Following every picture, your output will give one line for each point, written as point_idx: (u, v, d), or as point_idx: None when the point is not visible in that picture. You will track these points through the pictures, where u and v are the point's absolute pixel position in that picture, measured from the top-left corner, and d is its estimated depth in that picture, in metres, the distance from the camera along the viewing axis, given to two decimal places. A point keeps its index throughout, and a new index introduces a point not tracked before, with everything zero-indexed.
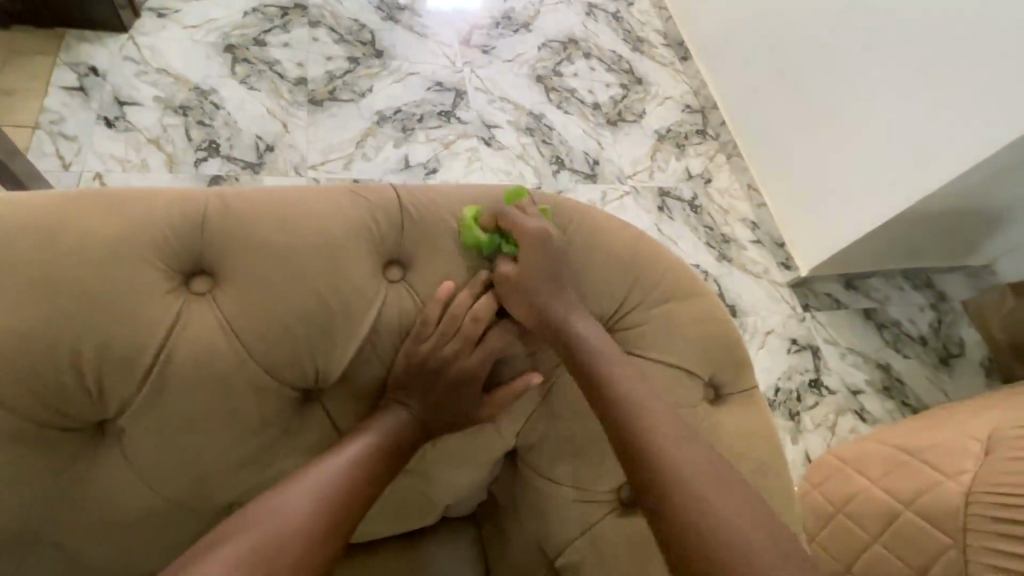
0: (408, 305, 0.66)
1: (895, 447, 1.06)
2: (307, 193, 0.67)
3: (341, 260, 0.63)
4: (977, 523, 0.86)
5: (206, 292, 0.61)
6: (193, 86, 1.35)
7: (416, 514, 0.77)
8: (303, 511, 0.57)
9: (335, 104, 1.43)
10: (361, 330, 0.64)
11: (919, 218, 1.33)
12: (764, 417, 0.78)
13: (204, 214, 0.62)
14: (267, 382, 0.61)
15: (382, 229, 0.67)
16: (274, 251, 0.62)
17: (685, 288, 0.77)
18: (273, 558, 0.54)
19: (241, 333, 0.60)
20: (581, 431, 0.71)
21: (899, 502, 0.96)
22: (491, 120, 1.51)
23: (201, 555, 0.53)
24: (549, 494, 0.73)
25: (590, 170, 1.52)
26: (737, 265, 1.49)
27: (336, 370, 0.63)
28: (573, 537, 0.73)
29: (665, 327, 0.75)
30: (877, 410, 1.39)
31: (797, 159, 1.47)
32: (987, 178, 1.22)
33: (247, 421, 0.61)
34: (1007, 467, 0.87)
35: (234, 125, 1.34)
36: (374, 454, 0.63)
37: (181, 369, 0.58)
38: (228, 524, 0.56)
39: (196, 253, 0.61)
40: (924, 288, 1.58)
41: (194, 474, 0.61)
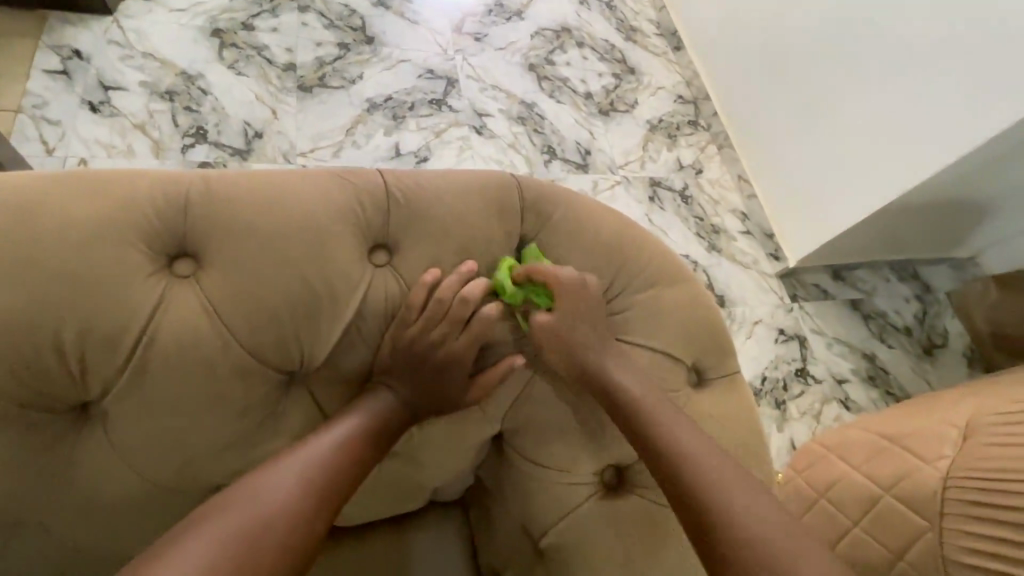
0: (394, 288, 0.66)
1: (877, 434, 1.08)
2: (293, 177, 0.66)
3: (327, 244, 0.63)
4: (953, 507, 0.88)
5: (189, 275, 0.61)
6: (180, 71, 1.33)
7: (402, 497, 0.78)
8: (291, 488, 0.58)
9: (324, 90, 1.41)
10: (347, 314, 0.64)
11: (905, 210, 1.35)
12: (747, 402, 0.79)
13: (187, 197, 0.62)
14: (253, 365, 0.61)
15: (369, 213, 0.67)
16: (259, 234, 0.61)
17: (671, 274, 0.78)
18: (262, 535, 0.55)
19: (225, 316, 0.60)
20: (565, 414, 0.72)
21: (879, 487, 0.99)
22: (482, 109, 1.50)
23: (190, 531, 0.54)
24: (533, 475, 0.74)
25: (581, 160, 1.52)
26: (726, 255, 1.50)
27: (322, 353, 0.64)
28: (557, 519, 0.73)
29: (650, 313, 0.76)
30: (862, 399, 1.42)
31: (787, 150, 1.48)
32: (972, 170, 1.24)
33: (232, 403, 0.61)
34: (987, 453, 0.89)
35: (222, 111, 1.32)
36: (361, 434, 0.64)
37: (164, 352, 0.58)
38: (215, 502, 0.56)
39: (180, 237, 0.61)
40: (909, 279, 1.60)
41: (179, 458, 0.62)
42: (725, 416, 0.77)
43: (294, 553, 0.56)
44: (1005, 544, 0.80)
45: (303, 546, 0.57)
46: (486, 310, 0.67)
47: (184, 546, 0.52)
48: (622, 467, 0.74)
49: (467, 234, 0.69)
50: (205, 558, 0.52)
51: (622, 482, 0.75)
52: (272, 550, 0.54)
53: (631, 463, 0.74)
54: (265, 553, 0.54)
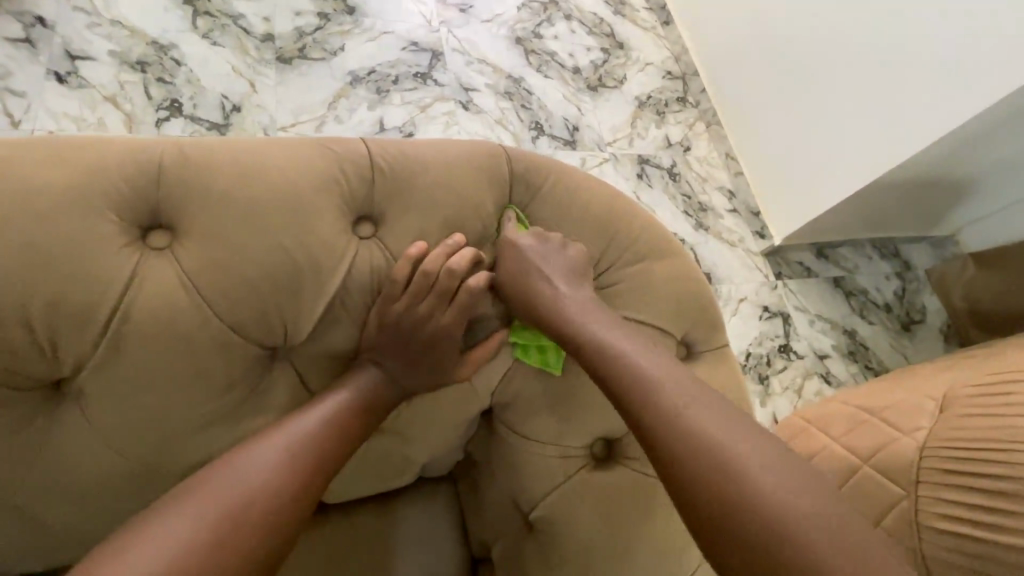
0: (379, 261, 0.65)
1: (858, 407, 1.11)
2: (272, 146, 0.64)
3: (309, 215, 0.61)
4: (930, 476, 0.90)
5: (165, 247, 0.58)
6: (151, 40, 1.27)
7: (391, 473, 0.78)
8: (271, 468, 0.57)
9: (305, 62, 1.36)
10: (331, 288, 0.62)
11: (891, 187, 1.36)
12: (735, 376, 0.80)
13: (160, 165, 0.59)
14: (233, 341, 0.59)
15: (352, 185, 0.65)
16: (237, 205, 0.59)
17: (661, 248, 0.77)
18: (246, 511, 0.54)
19: (203, 290, 0.58)
20: (553, 388, 0.72)
21: (858, 458, 1.01)
22: (469, 84, 1.46)
23: (169, 510, 0.52)
24: (522, 450, 0.74)
25: (569, 136, 1.49)
26: (714, 233, 1.50)
27: (306, 328, 0.62)
28: (546, 491, 0.74)
29: (643, 285, 0.75)
30: (842, 373, 1.45)
31: (776, 126, 1.47)
32: (957, 147, 1.24)
33: (213, 381, 0.60)
34: (960, 424, 0.91)
35: (197, 83, 1.27)
36: (343, 413, 0.62)
37: (139, 327, 0.56)
38: (201, 478, 0.55)
39: (153, 207, 0.58)
40: (891, 257, 1.62)
41: (159, 436, 0.60)
42: None
43: (278, 531, 0.55)
44: (978, 509, 0.82)
45: (286, 525, 0.56)
46: (474, 281, 0.66)
47: (170, 519, 0.52)
48: (611, 439, 0.75)
49: (454, 206, 0.68)
50: (184, 536, 0.51)
51: (610, 454, 0.76)
52: (257, 527, 0.54)
53: (620, 436, 0.74)
54: (249, 529, 0.53)
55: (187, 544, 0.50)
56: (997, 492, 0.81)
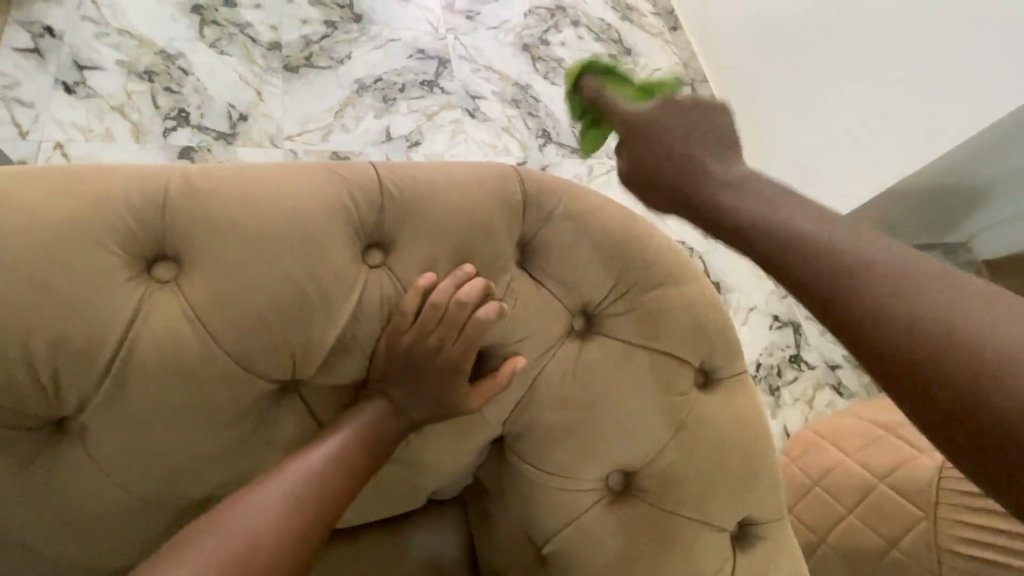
0: (389, 291, 0.63)
1: (871, 422, 1.07)
2: (279, 171, 0.62)
3: (318, 243, 0.59)
4: (948, 498, 0.89)
5: (171, 279, 0.56)
6: (158, 50, 1.26)
7: (401, 500, 0.76)
8: (277, 510, 0.55)
9: (312, 71, 1.35)
10: (340, 319, 0.60)
11: (904, 195, 1.32)
12: (752, 401, 0.77)
13: (166, 194, 0.57)
14: (240, 374, 0.58)
15: (361, 210, 0.63)
16: (244, 233, 0.57)
17: (678, 271, 0.76)
18: (249, 560, 0.52)
19: (210, 324, 0.56)
20: (567, 419, 0.70)
21: (874, 476, 0.98)
22: (475, 91, 1.45)
23: (173, 556, 0.50)
24: (535, 481, 0.72)
25: (577, 144, 1.47)
26: None
27: (314, 359, 0.60)
28: (562, 526, 0.71)
29: (659, 311, 0.73)
30: (854, 384, 1.41)
31: (789, 135, 1.44)
32: (974, 155, 1.21)
33: (220, 415, 0.58)
34: None
35: (204, 92, 1.26)
36: (352, 449, 0.60)
37: (144, 362, 0.54)
38: (200, 523, 0.53)
39: (158, 237, 0.57)
40: None
41: (164, 472, 0.58)
42: (730, 419, 0.74)
43: None
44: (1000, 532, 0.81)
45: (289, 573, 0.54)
46: (481, 313, 0.63)
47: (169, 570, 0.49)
48: (628, 471, 0.72)
49: (465, 231, 0.66)
50: None
51: (627, 487, 0.73)
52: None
53: (637, 467, 0.72)
54: None
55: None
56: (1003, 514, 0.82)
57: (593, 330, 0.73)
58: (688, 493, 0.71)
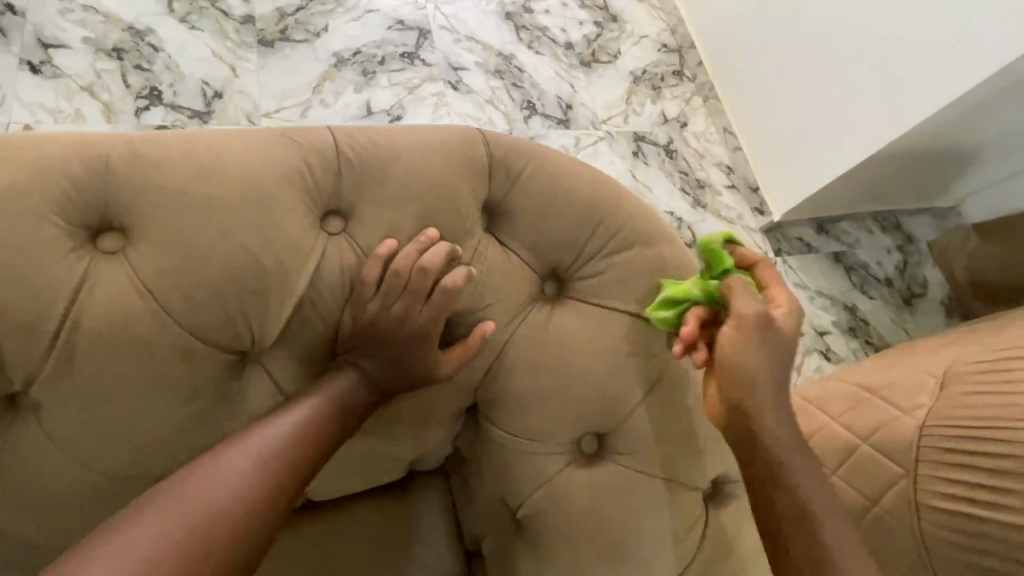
0: (350, 258, 0.61)
1: (855, 385, 1.07)
2: (230, 137, 0.60)
3: (270, 210, 0.58)
4: (929, 454, 0.89)
5: (117, 250, 0.54)
6: (126, 26, 1.21)
7: (379, 471, 0.76)
8: (239, 477, 0.52)
9: (287, 44, 1.31)
10: (297, 288, 0.59)
11: (892, 159, 1.30)
12: None
13: (107, 162, 0.55)
14: (195, 347, 0.56)
15: (317, 175, 0.61)
16: (191, 201, 0.55)
17: (651, 232, 0.74)
18: (204, 531, 0.49)
19: (160, 295, 0.54)
20: (536, 384, 0.69)
21: (858, 438, 0.99)
22: (458, 62, 1.41)
23: (128, 524, 0.48)
24: (508, 447, 0.71)
25: (562, 115, 1.44)
26: (712, 211, 1.45)
27: (273, 330, 0.59)
28: (534, 489, 0.71)
29: (628, 274, 0.72)
30: (841, 348, 1.42)
31: (774, 97, 1.41)
32: (963, 116, 1.19)
33: (177, 388, 0.57)
34: (961, 400, 0.90)
35: (177, 69, 1.21)
36: (320, 415, 0.59)
37: (92, 335, 0.53)
38: (159, 490, 0.51)
39: (100, 207, 0.54)
40: (893, 231, 1.57)
41: (122, 447, 0.57)
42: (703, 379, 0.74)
43: (245, 545, 0.50)
44: (977, 488, 0.82)
45: (249, 546, 0.51)
46: (449, 279, 0.62)
47: (120, 541, 0.47)
48: (600, 435, 0.72)
49: (428, 196, 0.64)
50: (146, 551, 0.47)
51: (600, 451, 0.73)
52: (215, 552, 0.48)
53: (608, 430, 0.71)
54: (211, 546, 0.49)
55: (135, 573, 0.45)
56: (997, 470, 0.81)
57: (563, 296, 0.72)
58: (661, 454, 0.71)
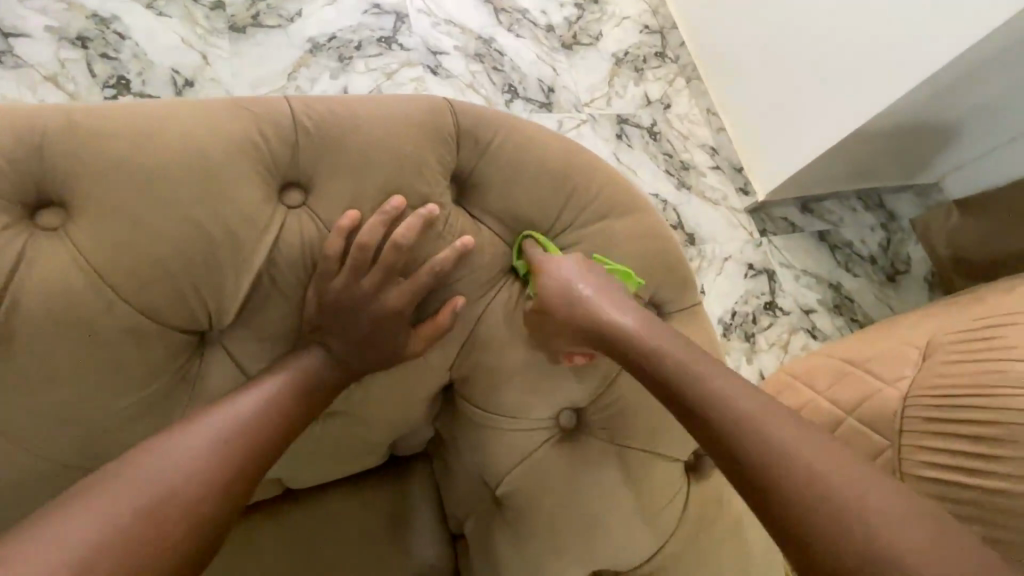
0: (310, 231, 0.59)
1: (840, 359, 1.07)
2: (178, 108, 0.57)
3: (222, 182, 0.55)
4: (912, 425, 0.89)
5: (58, 227, 0.52)
6: (90, 13, 1.15)
7: (355, 456, 0.74)
8: (196, 457, 0.50)
9: (259, 31, 1.26)
10: (254, 264, 0.56)
11: (875, 135, 1.28)
12: (706, 332, 0.76)
13: (43, 135, 0.52)
14: (147, 327, 0.54)
15: (273, 147, 0.58)
16: (136, 174, 0.53)
17: (627, 203, 0.72)
18: (160, 512, 0.47)
19: (105, 273, 0.52)
20: (511, 360, 0.68)
21: (842, 411, 0.98)
22: (437, 46, 1.36)
23: (74, 505, 0.45)
24: (483, 424, 0.70)
25: (544, 98, 1.41)
26: (697, 192, 1.43)
27: (230, 308, 0.57)
28: (512, 466, 0.70)
29: (602, 245, 0.71)
30: (827, 326, 1.42)
31: (754, 74, 1.38)
32: (944, 89, 1.17)
33: (130, 370, 0.54)
34: (942, 370, 0.89)
35: (144, 57, 1.16)
36: (283, 394, 0.57)
37: (33, 316, 0.50)
38: (109, 471, 0.48)
39: (38, 181, 0.52)
40: (875, 209, 1.56)
41: (75, 433, 0.55)
42: None
43: (202, 527, 0.48)
44: (967, 457, 0.82)
45: (207, 528, 0.48)
46: (459, 244, 0.63)
47: (66, 521, 0.44)
48: (578, 409, 0.71)
49: (392, 167, 0.61)
50: (93, 531, 0.44)
51: (578, 425, 0.71)
52: (169, 534, 0.46)
53: (586, 404, 0.70)
54: (164, 528, 0.46)
55: (85, 556, 0.42)
56: (986, 437, 0.81)
57: None
58: (642, 427, 0.70)
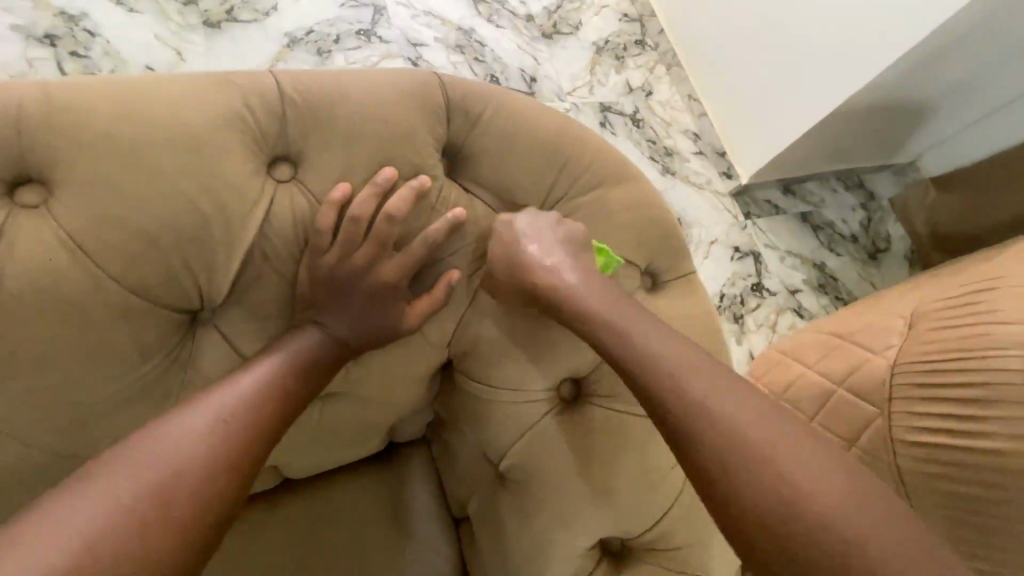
0: (302, 206, 0.58)
1: (829, 333, 1.10)
2: (162, 83, 0.55)
3: (210, 155, 0.54)
4: (904, 392, 0.90)
5: (40, 204, 0.50)
6: (57, 10, 1.12)
7: (355, 440, 0.73)
8: (195, 442, 0.49)
9: (236, 26, 1.23)
10: (245, 239, 0.55)
11: (855, 112, 1.29)
12: (702, 300, 0.76)
13: (20, 109, 0.50)
14: (138, 306, 0.53)
15: (260, 119, 0.57)
16: (121, 148, 0.51)
17: (618, 172, 0.72)
18: (160, 499, 0.45)
19: (90, 249, 0.50)
20: (509, 331, 0.68)
21: (832, 382, 1.00)
22: (417, 39, 1.34)
23: (71, 495, 0.44)
24: (484, 399, 0.70)
25: (527, 88, 1.40)
26: (681, 177, 1.44)
27: (223, 285, 0.56)
28: (514, 440, 0.70)
29: (594, 215, 0.70)
30: (812, 305, 1.44)
31: (731, 59, 1.38)
32: (926, 64, 1.19)
33: (121, 350, 0.53)
34: (928, 339, 0.90)
35: (116, 56, 1.13)
36: (282, 374, 0.56)
37: (18, 294, 0.48)
38: (106, 459, 0.47)
39: (16, 155, 0.50)
40: (855, 189, 1.58)
41: (65, 418, 0.53)
42: (680, 318, 0.73)
43: (206, 513, 0.47)
44: (961, 420, 0.82)
45: (218, 513, 0.48)
46: (451, 216, 0.62)
47: (65, 513, 0.43)
48: (579, 378, 0.71)
49: (383, 140, 0.60)
50: (92, 522, 0.42)
51: (578, 395, 0.72)
52: (173, 520, 0.45)
53: (587, 373, 0.70)
54: (168, 515, 0.45)
55: (86, 547, 0.41)
56: (975, 399, 0.81)
57: None
58: None
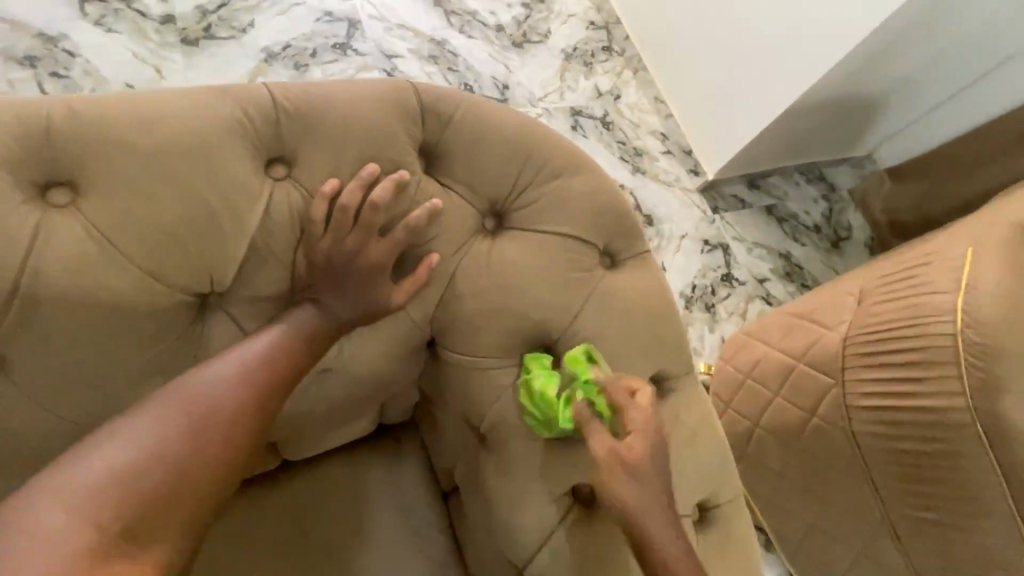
0: (297, 200, 0.66)
1: (789, 314, 1.20)
2: (171, 99, 0.62)
3: (218, 159, 0.62)
4: (855, 360, 1.04)
5: (69, 204, 0.58)
6: (36, 32, 1.17)
7: (349, 414, 0.80)
8: (211, 401, 0.59)
9: (212, 43, 1.30)
10: (248, 229, 0.63)
11: (809, 111, 1.42)
12: (657, 276, 0.85)
13: (50, 123, 0.57)
14: (157, 291, 0.60)
15: (257, 125, 0.65)
16: (139, 154, 0.59)
17: (577, 164, 0.81)
18: (182, 447, 0.55)
19: (116, 240, 0.58)
20: (484, 307, 0.76)
21: (794, 357, 1.13)
22: (391, 50, 1.43)
23: (114, 435, 0.54)
24: (464, 367, 0.78)
25: (500, 95, 1.50)
26: (651, 177, 1.53)
27: (230, 271, 0.63)
28: (492, 403, 0.78)
29: (555, 200, 0.79)
30: (780, 293, 1.55)
31: (693, 65, 1.51)
32: (864, 63, 1.32)
33: (142, 329, 0.61)
34: (877, 309, 1.04)
35: (96, 74, 1.18)
36: (286, 345, 0.64)
37: (54, 282, 0.56)
38: (141, 409, 0.56)
39: (47, 163, 0.57)
40: (817, 180, 1.69)
41: (95, 391, 0.61)
42: (637, 292, 0.83)
43: (218, 461, 0.57)
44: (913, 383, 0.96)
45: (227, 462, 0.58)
46: (429, 205, 0.71)
47: (108, 452, 0.53)
48: (547, 344, 0.79)
49: (366, 141, 0.69)
50: (128, 461, 0.53)
51: None
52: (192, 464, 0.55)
53: (555, 340, 0.79)
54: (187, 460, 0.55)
55: (123, 481, 0.52)
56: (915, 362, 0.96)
57: (503, 227, 0.79)
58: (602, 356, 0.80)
